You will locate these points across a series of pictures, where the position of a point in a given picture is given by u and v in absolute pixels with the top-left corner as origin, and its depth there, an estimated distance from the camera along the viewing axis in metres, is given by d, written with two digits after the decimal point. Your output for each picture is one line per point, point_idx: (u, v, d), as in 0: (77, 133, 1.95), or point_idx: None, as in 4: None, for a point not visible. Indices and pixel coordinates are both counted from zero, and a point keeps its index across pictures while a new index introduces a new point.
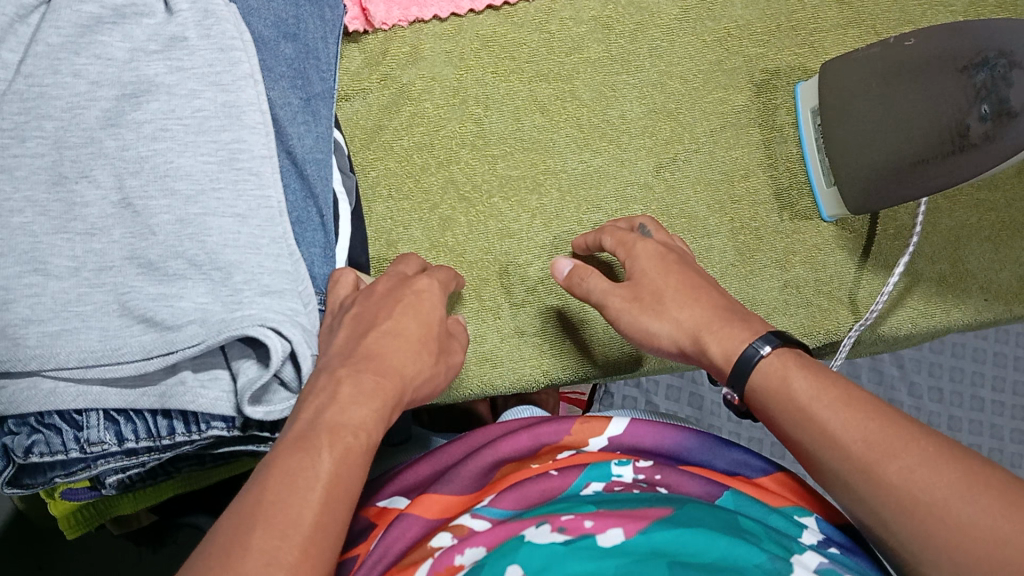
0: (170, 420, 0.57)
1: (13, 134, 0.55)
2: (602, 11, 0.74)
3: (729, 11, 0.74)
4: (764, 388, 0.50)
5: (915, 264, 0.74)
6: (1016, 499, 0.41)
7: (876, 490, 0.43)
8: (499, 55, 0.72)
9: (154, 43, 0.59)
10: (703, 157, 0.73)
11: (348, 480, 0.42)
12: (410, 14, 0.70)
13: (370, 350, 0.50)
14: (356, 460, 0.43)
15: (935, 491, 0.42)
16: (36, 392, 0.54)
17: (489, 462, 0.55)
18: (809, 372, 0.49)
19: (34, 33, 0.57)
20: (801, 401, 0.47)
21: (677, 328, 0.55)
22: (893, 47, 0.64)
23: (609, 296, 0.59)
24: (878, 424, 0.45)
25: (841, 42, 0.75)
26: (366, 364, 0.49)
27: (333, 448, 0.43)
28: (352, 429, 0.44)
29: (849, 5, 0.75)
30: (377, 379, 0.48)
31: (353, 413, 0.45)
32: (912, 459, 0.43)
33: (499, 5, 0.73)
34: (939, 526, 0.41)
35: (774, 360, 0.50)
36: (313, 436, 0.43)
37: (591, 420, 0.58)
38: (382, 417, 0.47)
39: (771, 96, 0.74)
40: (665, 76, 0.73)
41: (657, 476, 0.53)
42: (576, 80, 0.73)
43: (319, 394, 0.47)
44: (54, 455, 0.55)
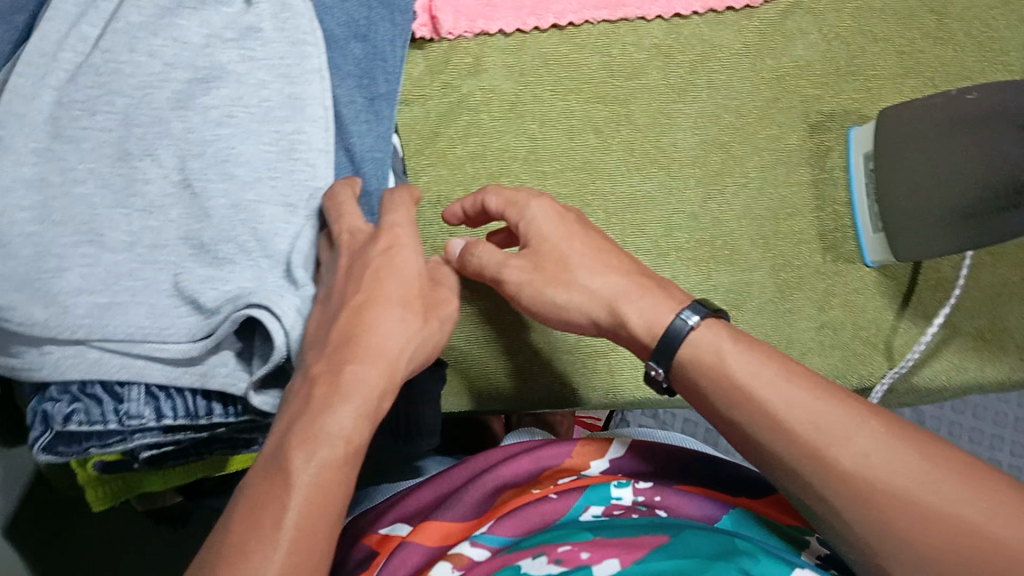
0: (208, 401, 0.57)
1: (84, 107, 0.57)
2: (664, 39, 0.74)
3: (790, 51, 0.75)
4: (694, 361, 0.51)
5: (953, 317, 0.74)
6: (980, 483, 0.44)
7: (841, 482, 0.46)
8: (559, 73, 0.73)
9: (231, 30, 0.61)
10: (751, 192, 0.73)
11: (324, 497, 0.44)
12: (477, 26, 0.72)
13: (351, 333, 0.49)
14: (333, 471, 0.45)
15: (903, 479, 0.45)
16: (82, 359, 0.54)
17: (491, 487, 0.55)
18: (750, 355, 0.50)
19: (117, 9, 0.59)
20: (741, 380, 0.49)
21: (592, 299, 0.54)
22: (954, 100, 0.65)
23: (510, 262, 0.55)
24: (833, 404, 0.47)
25: (898, 91, 0.75)
26: (346, 356, 0.48)
27: (309, 464, 0.44)
28: (333, 438, 0.45)
29: (909, 55, 0.76)
30: (358, 373, 0.47)
31: (332, 420, 0.46)
32: (880, 440, 0.46)
33: (564, 25, 0.74)
34: (907, 515, 0.44)
35: (705, 332, 0.51)
36: (288, 452, 0.44)
37: (590, 443, 0.58)
38: (365, 413, 0.47)
39: (823, 137, 0.74)
40: (721, 109, 0.74)
41: (656, 497, 0.53)
42: (632, 105, 0.73)
43: (299, 395, 0.48)
44: (92, 426, 0.54)
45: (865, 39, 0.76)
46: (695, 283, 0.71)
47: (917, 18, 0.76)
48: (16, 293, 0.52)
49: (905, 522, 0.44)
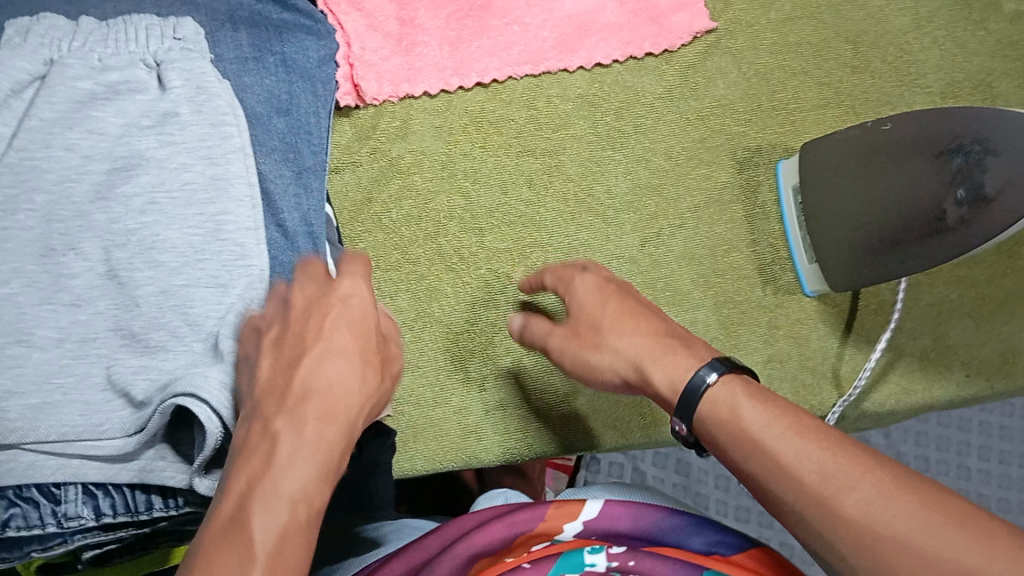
0: (147, 495, 0.57)
1: (3, 207, 0.55)
2: (588, 88, 0.75)
3: (712, 91, 0.76)
4: (712, 418, 0.50)
5: (897, 339, 0.74)
6: (976, 527, 0.41)
7: (834, 517, 0.43)
8: (488, 130, 0.74)
9: (147, 118, 0.60)
10: (687, 232, 0.74)
11: (284, 563, 0.39)
12: (401, 90, 0.72)
13: (303, 387, 0.46)
14: (292, 535, 0.41)
15: (896, 520, 0.42)
16: (15, 465, 0.52)
17: (463, 556, 0.54)
18: (758, 401, 0.50)
19: (29, 107, 0.58)
20: (752, 430, 0.48)
21: (622, 361, 0.56)
22: (872, 130, 0.67)
23: (560, 337, 0.60)
24: (832, 444, 0.46)
25: (821, 121, 0.77)
26: (304, 411, 0.45)
27: (267, 522, 0.40)
28: (291, 498, 0.42)
29: (829, 85, 0.77)
30: (312, 428, 0.44)
31: (290, 479, 0.42)
32: (879, 484, 0.43)
33: (487, 83, 0.74)
34: (900, 552, 0.41)
35: (721, 389, 0.51)
36: (244, 513, 0.40)
37: (565, 504, 0.58)
38: (322, 473, 0.43)
39: (753, 173, 0.75)
40: (650, 152, 0.75)
41: (631, 562, 0.53)
42: (562, 155, 0.74)
43: (254, 449, 0.43)
44: (30, 530, 0.53)
45: (785, 74, 0.77)
46: None
47: (833, 49, 0.78)
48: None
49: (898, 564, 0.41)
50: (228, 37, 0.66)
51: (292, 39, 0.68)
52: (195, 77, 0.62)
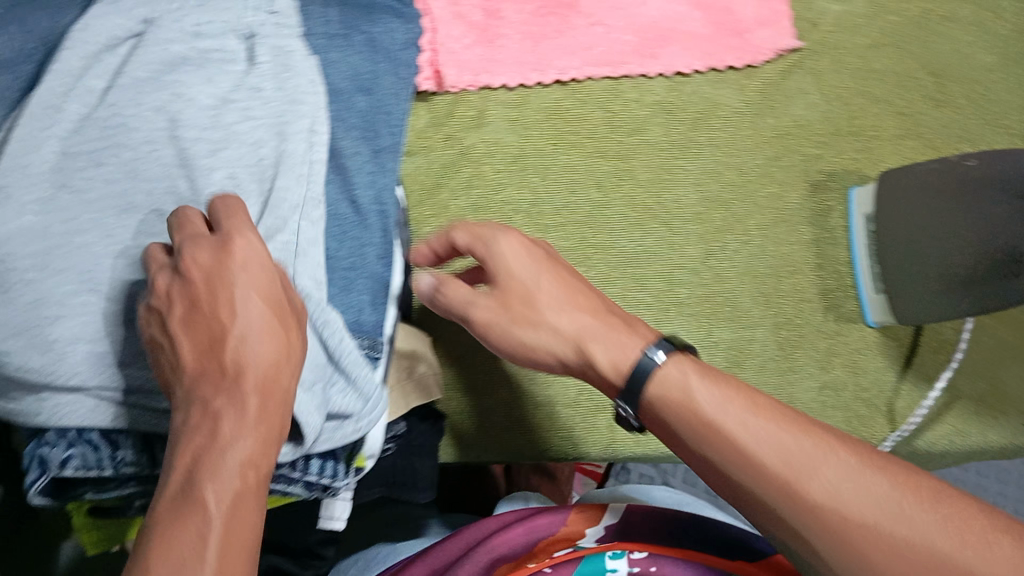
0: None
1: (90, 158, 0.55)
2: (666, 96, 0.75)
3: (791, 110, 0.75)
4: (662, 399, 0.45)
5: (955, 380, 0.73)
6: (962, 512, 0.39)
7: (801, 505, 0.40)
8: (561, 127, 0.74)
9: (234, 91, 0.60)
10: (752, 249, 0.73)
11: (241, 531, 0.39)
12: (480, 80, 0.72)
13: (238, 362, 0.43)
14: (252, 503, 0.40)
15: (866, 504, 0.39)
16: (79, 408, 0.51)
17: (485, 560, 0.54)
18: (718, 383, 0.45)
19: (122, 64, 0.58)
20: (709, 412, 0.43)
21: (561, 340, 0.49)
22: (954, 166, 0.65)
23: (475, 298, 0.51)
24: (798, 430, 0.42)
25: (898, 152, 0.76)
26: (245, 384, 0.42)
27: (225, 501, 0.39)
28: (241, 470, 0.40)
29: (910, 116, 0.76)
30: (252, 404, 0.42)
31: (234, 452, 0.40)
32: (842, 464, 0.41)
33: (566, 81, 0.74)
34: (871, 541, 0.39)
35: (673, 369, 0.45)
36: (198, 491, 0.39)
37: (583, 511, 0.57)
38: (266, 442, 0.42)
39: (825, 197, 0.75)
40: (722, 166, 0.74)
41: (652, 567, 0.53)
42: (633, 161, 0.74)
43: (199, 431, 0.41)
44: (88, 471, 0.53)
45: (866, 100, 0.76)
46: (696, 340, 0.71)
47: (917, 79, 0.77)
48: (13, 339, 0.50)
49: (865, 550, 0.39)
50: (318, 11, 0.66)
51: (380, 19, 0.68)
52: (282, 46, 0.62)
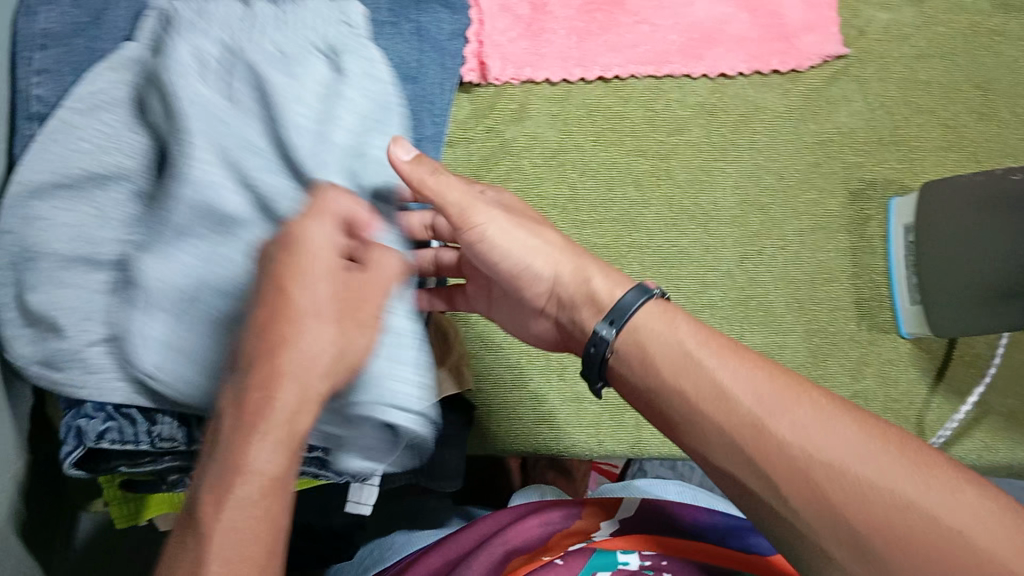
0: None
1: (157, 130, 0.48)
2: (708, 98, 0.75)
3: (834, 117, 0.75)
4: (645, 332, 0.45)
5: (986, 395, 0.73)
6: (918, 458, 0.37)
7: (773, 448, 0.39)
8: (602, 125, 0.74)
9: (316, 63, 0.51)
10: (788, 254, 0.73)
11: (249, 549, 0.34)
12: (524, 74, 0.72)
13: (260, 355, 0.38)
14: (269, 512, 0.35)
15: (832, 444, 0.38)
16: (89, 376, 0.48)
17: (502, 550, 0.54)
18: (698, 326, 0.45)
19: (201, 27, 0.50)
20: (690, 347, 0.44)
21: (541, 254, 0.50)
22: (999, 178, 0.64)
23: (477, 200, 0.49)
24: (770, 374, 0.42)
25: (940, 164, 0.75)
26: (267, 381, 0.37)
27: (236, 511, 0.35)
28: (253, 473, 0.35)
29: (953, 129, 0.76)
30: (277, 406, 0.37)
31: (251, 457, 0.36)
32: (805, 411, 0.40)
33: (610, 78, 0.74)
34: (837, 483, 0.37)
35: (652, 308, 0.46)
36: (207, 504, 0.35)
37: (595, 508, 0.58)
38: (289, 449, 0.37)
39: (864, 206, 0.74)
40: (762, 170, 0.74)
41: (663, 561, 0.52)
42: (673, 161, 0.74)
43: (213, 431, 0.37)
44: (123, 445, 0.52)
45: (909, 110, 0.76)
46: None
47: (962, 92, 0.76)
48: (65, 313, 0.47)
49: (828, 490, 0.37)
50: None
51: (428, 9, 0.68)
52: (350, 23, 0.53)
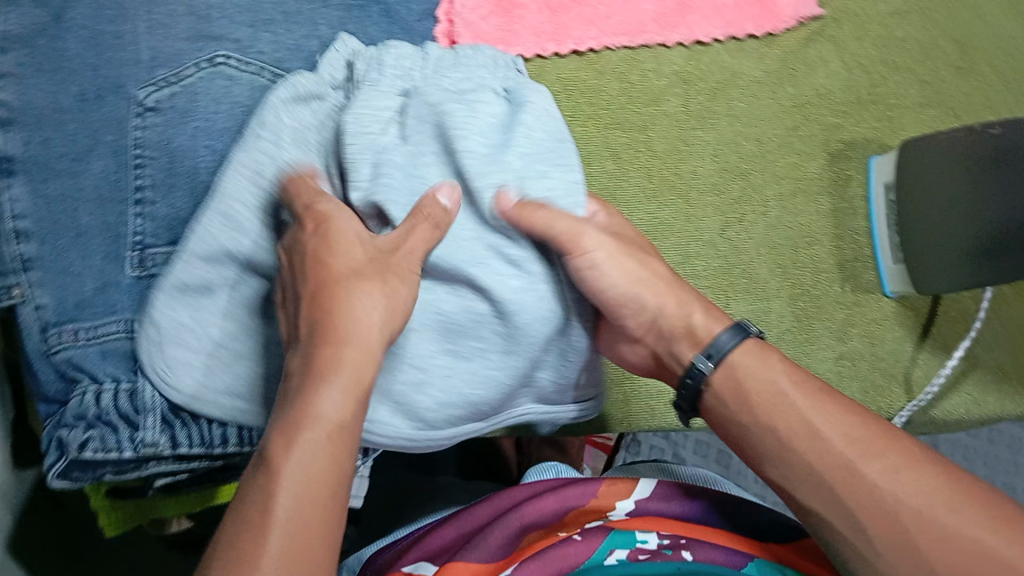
0: (223, 429, 0.59)
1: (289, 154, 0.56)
2: (684, 66, 0.74)
3: (811, 79, 0.75)
4: (732, 376, 0.52)
5: (974, 349, 0.73)
6: (965, 493, 0.45)
7: (861, 491, 0.46)
8: (578, 99, 0.72)
9: None
10: (769, 220, 0.73)
11: (319, 479, 0.40)
12: (496, 51, 0.71)
13: (330, 326, 0.45)
14: (329, 457, 0.41)
15: (913, 497, 0.45)
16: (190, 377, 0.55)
17: (517, 526, 0.55)
18: (786, 362, 0.52)
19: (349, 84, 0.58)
20: (745, 382, 0.52)
21: (649, 288, 0.56)
22: (976, 134, 0.64)
23: (587, 227, 0.54)
24: (858, 420, 0.49)
25: (920, 121, 0.75)
26: (337, 351, 0.44)
27: (302, 451, 0.40)
28: (321, 419, 0.42)
29: (931, 84, 0.75)
30: (336, 351, 0.44)
31: (323, 399, 0.42)
32: (888, 460, 0.46)
33: (584, 51, 0.73)
34: (925, 536, 0.43)
35: (743, 348, 0.53)
36: (281, 445, 0.40)
37: (616, 484, 0.59)
38: (353, 392, 0.43)
39: (844, 167, 0.74)
40: (740, 136, 0.73)
41: (682, 541, 0.53)
42: (650, 131, 0.73)
43: (292, 382, 0.44)
44: (106, 453, 0.55)
45: (886, 68, 0.75)
46: None
47: (938, 49, 0.76)
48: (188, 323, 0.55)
49: (919, 546, 0.43)
50: None
51: None
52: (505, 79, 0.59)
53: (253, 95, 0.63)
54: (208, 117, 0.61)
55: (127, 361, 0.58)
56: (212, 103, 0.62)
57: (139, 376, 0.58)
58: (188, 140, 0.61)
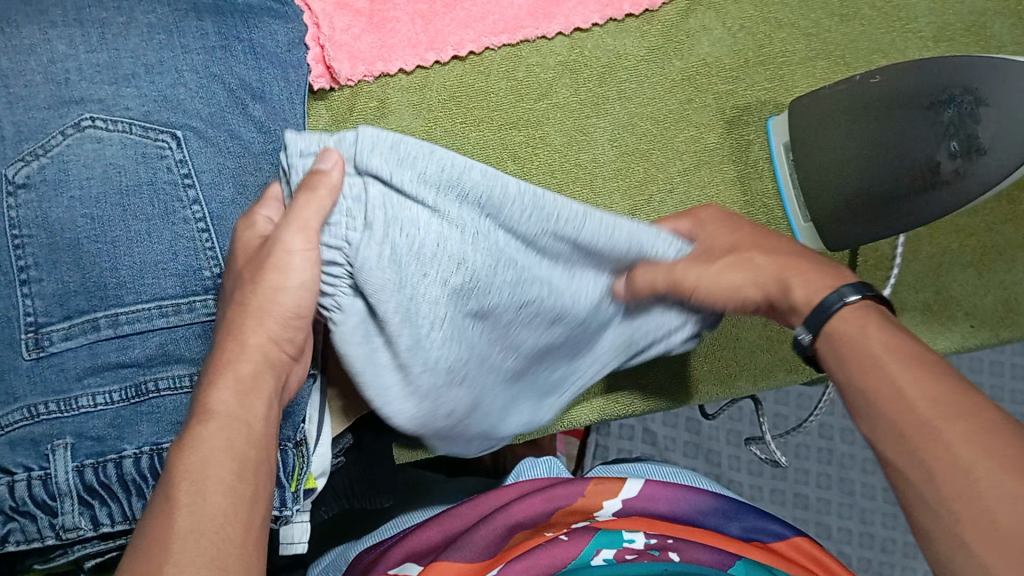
0: (146, 503, 0.56)
1: (411, 351, 0.51)
2: (569, 55, 0.73)
3: (696, 49, 0.74)
4: (834, 347, 0.47)
5: (899, 295, 0.73)
6: None
7: (936, 448, 0.39)
8: (467, 105, 0.71)
9: (425, 194, 0.48)
10: (678, 197, 0.72)
11: (214, 458, 0.42)
12: (376, 69, 0.70)
13: (237, 330, 0.48)
14: (229, 436, 0.43)
15: (987, 456, 0.37)
16: None
17: (502, 526, 0.58)
18: (890, 325, 0.46)
19: (384, 235, 0.48)
20: (842, 347, 0.46)
21: (744, 278, 0.53)
22: (860, 84, 0.63)
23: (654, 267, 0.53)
24: (953, 387, 0.41)
25: (810, 74, 0.74)
26: (228, 352, 0.47)
27: (195, 441, 0.43)
28: (212, 409, 0.44)
29: (817, 36, 0.74)
30: (227, 347, 0.47)
31: (212, 391, 0.45)
32: (969, 425, 0.39)
33: (465, 55, 0.72)
34: (993, 493, 0.36)
35: (852, 314, 0.47)
36: (178, 440, 0.43)
37: (606, 482, 0.61)
38: (242, 381, 0.46)
39: (743, 132, 0.73)
40: (635, 117, 0.73)
41: (669, 540, 0.57)
42: (546, 126, 0.72)
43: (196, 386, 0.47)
44: (29, 544, 0.54)
45: (770, 26, 0.74)
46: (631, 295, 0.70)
47: None
48: None
49: (984, 500, 0.36)
50: (192, 26, 0.65)
51: (259, 24, 0.66)
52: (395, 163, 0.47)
53: (126, 154, 0.60)
54: (82, 183, 0.58)
55: (36, 447, 0.55)
56: (84, 170, 0.59)
57: (52, 460, 0.55)
58: (65, 212, 0.58)
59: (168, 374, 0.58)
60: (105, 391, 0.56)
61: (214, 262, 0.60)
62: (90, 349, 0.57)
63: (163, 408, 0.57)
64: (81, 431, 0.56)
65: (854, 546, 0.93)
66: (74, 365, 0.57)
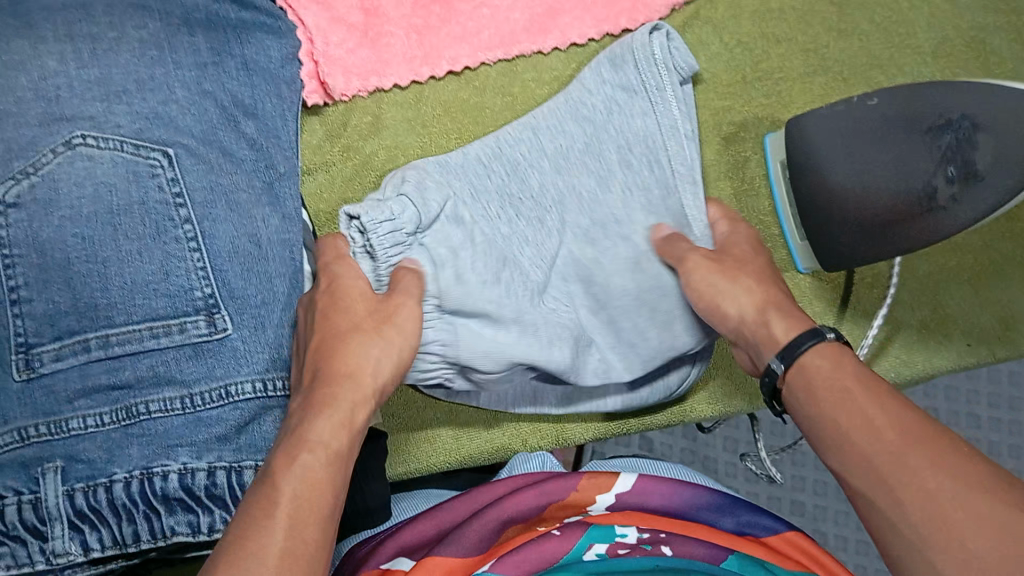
0: (134, 526, 0.57)
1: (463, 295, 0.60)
2: (565, 70, 0.73)
3: None
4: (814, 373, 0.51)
5: (895, 312, 0.73)
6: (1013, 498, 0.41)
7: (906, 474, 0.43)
8: (462, 120, 0.71)
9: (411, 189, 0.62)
10: None
11: (313, 496, 0.45)
12: (370, 83, 0.70)
13: (345, 371, 0.51)
14: (329, 473, 0.46)
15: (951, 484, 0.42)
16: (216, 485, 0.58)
17: (491, 523, 0.57)
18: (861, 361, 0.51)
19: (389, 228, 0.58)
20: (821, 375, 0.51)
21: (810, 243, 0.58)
22: (856, 106, 0.63)
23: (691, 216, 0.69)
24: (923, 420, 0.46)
25: (807, 91, 0.73)
26: (335, 393, 0.50)
27: (296, 469, 0.45)
28: (315, 441, 0.47)
29: (815, 52, 0.74)
30: (329, 386, 0.50)
31: (316, 423, 0.48)
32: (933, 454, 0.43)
33: (460, 70, 0.71)
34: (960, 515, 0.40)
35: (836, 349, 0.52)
36: (280, 461, 0.46)
37: (597, 477, 0.60)
38: (343, 421, 0.49)
39: (739, 148, 0.73)
40: None
41: (661, 535, 0.57)
42: None
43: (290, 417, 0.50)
44: (20, 568, 0.55)
45: (767, 42, 0.74)
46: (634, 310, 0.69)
47: (817, 14, 0.75)
48: (219, 447, 0.59)
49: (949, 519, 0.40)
50: (184, 42, 0.64)
51: (250, 39, 0.66)
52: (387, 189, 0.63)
53: (116, 172, 0.59)
54: (73, 203, 0.57)
55: (26, 470, 0.55)
56: (74, 188, 0.58)
57: (41, 484, 0.55)
58: (55, 231, 0.57)
59: (160, 397, 0.57)
60: (95, 413, 0.56)
61: (205, 281, 0.59)
62: (81, 370, 0.56)
63: (154, 430, 0.57)
64: (71, 454, 0.56)
65: (850, 553, 0.93)
66: (64, 388, 0.56)
